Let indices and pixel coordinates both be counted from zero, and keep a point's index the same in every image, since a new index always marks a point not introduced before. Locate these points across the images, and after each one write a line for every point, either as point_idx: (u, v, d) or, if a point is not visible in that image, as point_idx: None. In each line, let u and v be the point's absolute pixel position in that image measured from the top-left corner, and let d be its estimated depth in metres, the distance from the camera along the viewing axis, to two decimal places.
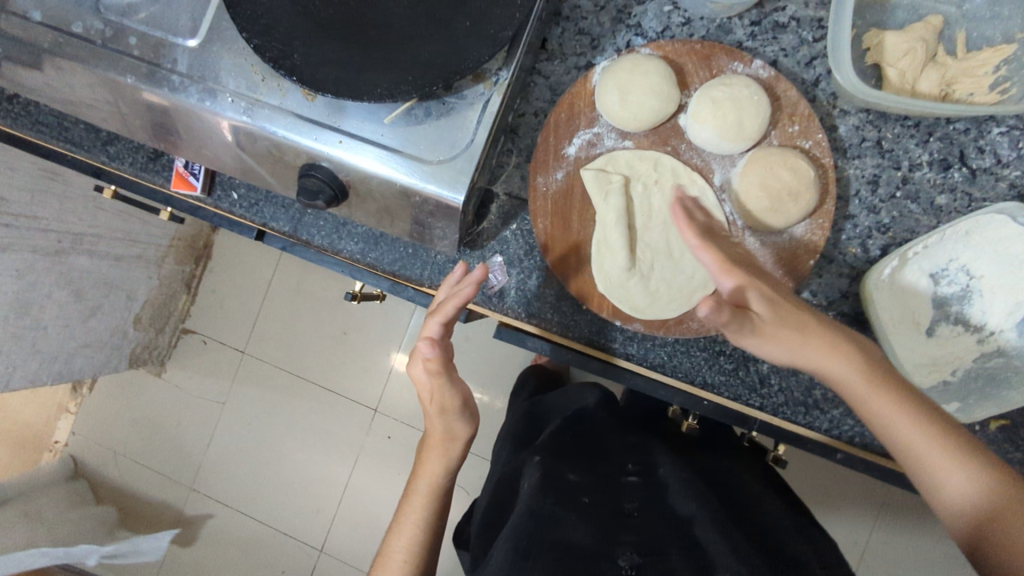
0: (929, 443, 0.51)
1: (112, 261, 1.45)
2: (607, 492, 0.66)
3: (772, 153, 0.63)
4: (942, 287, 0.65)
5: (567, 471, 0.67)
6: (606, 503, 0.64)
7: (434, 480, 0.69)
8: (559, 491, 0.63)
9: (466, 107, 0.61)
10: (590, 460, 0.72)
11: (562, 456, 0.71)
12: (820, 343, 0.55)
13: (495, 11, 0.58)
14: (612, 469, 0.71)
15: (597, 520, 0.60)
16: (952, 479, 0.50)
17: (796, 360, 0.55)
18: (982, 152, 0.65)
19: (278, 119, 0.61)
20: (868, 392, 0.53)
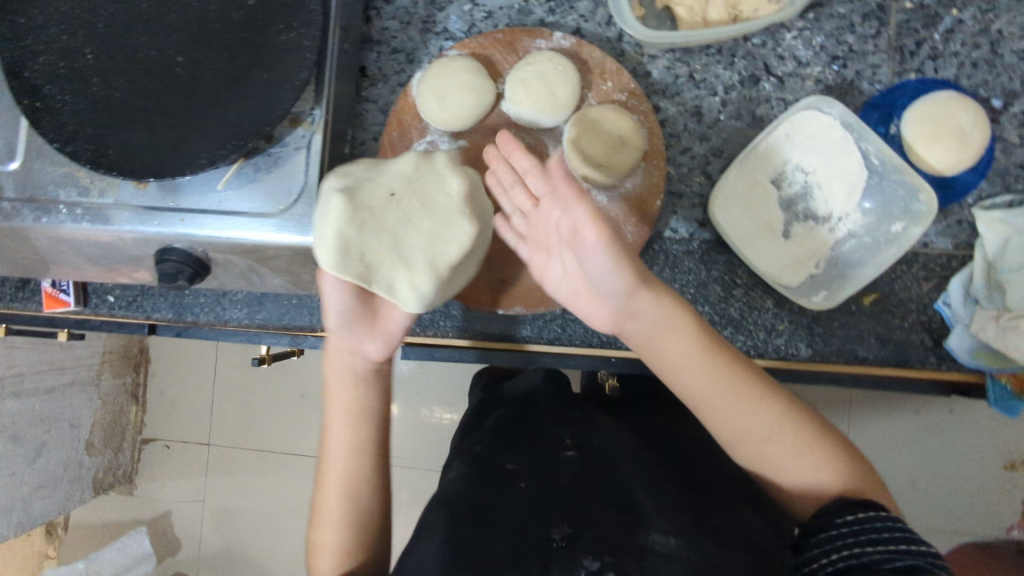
0: (801, 451, 0.55)
1: (43, 396, 1.43)
2: (545, 466, 0.63)
3: (590, 112, 0.66)
4: (784, 189, 0.69)
5: (506, 457, 0.64)
6: (542, 477, 0.60)
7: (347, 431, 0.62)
8: (494, 479, 0.60)
9: (291, 152, 0.63)
10: (527, 441, 0.69)
11: (499, 444, 0.68)
12: (707, 375, 0.56)
13: (288, 56, 0.60)
14: (549, 445, 0.67)
15: (534, 497, 0.57)
16: (815, 479, 0.55)
17: (711, 400, 0.56)
18: (783, 59, 0.70)
19: (117, 216, 0.62)
20: (761, 419, 0.56)
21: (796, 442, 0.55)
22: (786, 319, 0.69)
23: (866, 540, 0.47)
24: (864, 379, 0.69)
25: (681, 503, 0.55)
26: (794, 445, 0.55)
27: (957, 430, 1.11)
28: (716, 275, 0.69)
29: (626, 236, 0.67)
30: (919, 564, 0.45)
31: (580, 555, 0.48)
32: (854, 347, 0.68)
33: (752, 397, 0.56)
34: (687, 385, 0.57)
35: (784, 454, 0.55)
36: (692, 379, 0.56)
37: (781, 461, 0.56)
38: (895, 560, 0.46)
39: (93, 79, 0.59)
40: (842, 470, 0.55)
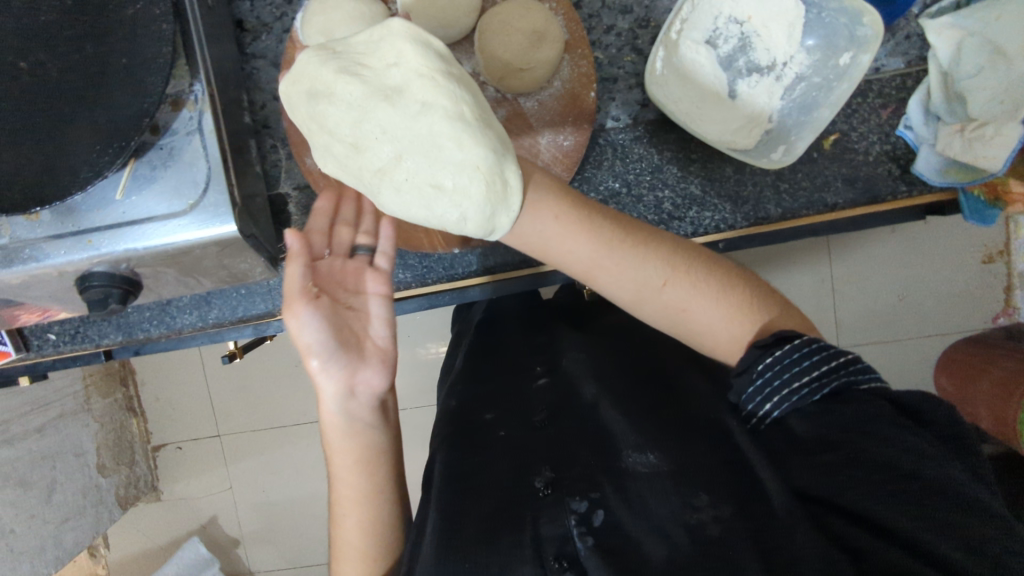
0: (693, 289, 0.51)
1: (35, 437, 1.40)
2: (520, 411, 0.61)
3: (496, 11, 0.59)
4: (722, 46, 0.63)
5: (482, 411, 0.62)
6: (520, 425, 0.58)
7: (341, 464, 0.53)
8: (471, 437, 0.58)
9: (184, 139, 0.56)
10: (500, 381, 0.68)
11: (472, 395, 0.66)
12: (561, 229, 0.50)
13: (141, 33, 0.52)
14: (522, 380, 0.67)
15: (515, 448, 0.54)
16: (726, 326, 0.51)
17: (568, 252, 0.51)
18: None
19: (20, 255, 0.57)
20: (641, 267, 0.51)
21: (693, 284, 0.51)
22: (750, 183, 0.66)
23: (788, 386, 0.44)
24: (837, 224, 0.67)
25: (652, 411, 0.53)
26: (692, 287, 0.51)
27: (935, 239, 1.12)
28: (670, 156, 0.65)
29: (566, 139, 0.63)
30: (844, 383, 0.43)
31: (568, 496, 0.46)
32: (823, 195, 0.66)
33: (636, 245, 0.51)
34: (560, 249, 0.51)
35: (682, 297, 0.51)
36: (570, 242, 0.51)
37: (686, 307, 0.51)
38: (823, 388, 0.43)
39: None
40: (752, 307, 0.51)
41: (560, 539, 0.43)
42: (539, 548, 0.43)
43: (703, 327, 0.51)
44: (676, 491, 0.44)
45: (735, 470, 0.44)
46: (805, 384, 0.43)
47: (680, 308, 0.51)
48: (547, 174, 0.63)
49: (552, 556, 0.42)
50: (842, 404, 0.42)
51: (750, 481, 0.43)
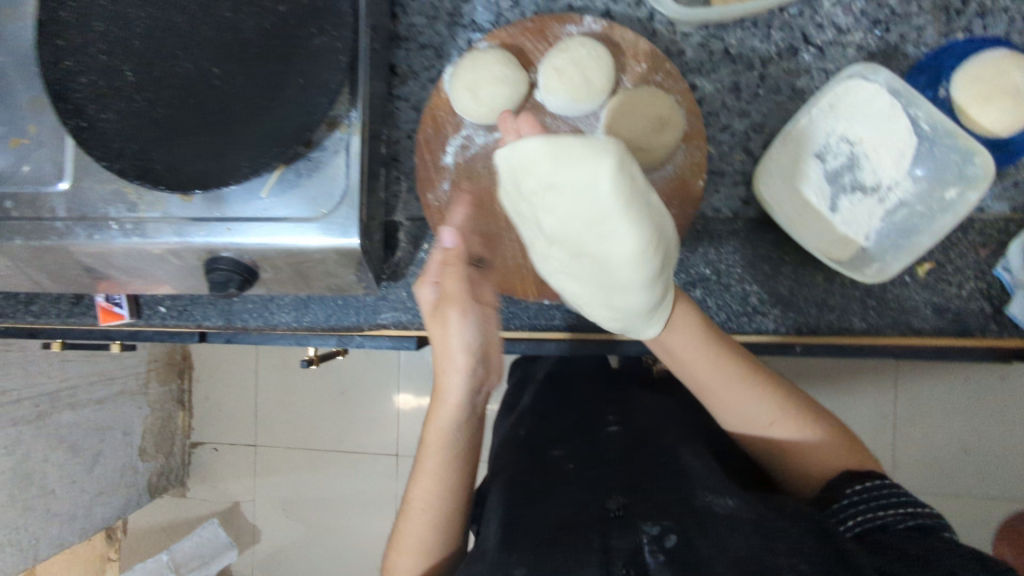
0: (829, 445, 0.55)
1: (95, 406, 1.47)
2: (590, 447, 0.62)
3: (627, 96, 0.65)
4: (830, 162, 0.67)
5: (550, 443, 0.64)
6: (590, 457, 0.60)
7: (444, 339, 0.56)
8: (544, 464, 0.60)
9: (331, 156, 0.63)
10: (574, 422, 0.69)
11: (544, 428, 0.68)
12: (696, 350, 0.57)
13: (322, 62, 0.60)
14: (593, 424, 0.68)
15: (584, 475, 0.57)
16: (835, 457, 0.54)
17: (694, 374, 0.58)
18: (822, 27, 0.68)
19: (166, 229, 0.63)
20: (757, 401, 0.57)
21: (806, 428, 0.56)
22: (837, 293, 0.68)
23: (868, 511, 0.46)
24: (921, 351, 0.67)
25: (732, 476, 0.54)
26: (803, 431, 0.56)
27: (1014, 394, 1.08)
28: (762, 253, 0.68)
29: (668, 218, 0.67)
30: (931, 524, 0.44)
31: (638, 523, 0.48)
32: (909, 318, 0.67)
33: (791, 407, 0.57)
34: (692, 369, 0.58)
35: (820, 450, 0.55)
36: (698, 364, 0.57)
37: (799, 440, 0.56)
38: (909, 521, 0.44)
39: (135, 97, 0.61)
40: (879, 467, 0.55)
41: (631, 551, 0.45)
42: (607, 556, 0.45)
43: (810, 462, 0.55)
44: (755, 533, 0.44)
45: (811, 529, 0.44)
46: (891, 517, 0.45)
47: (785, 442, 0.56)
48: None
49: (620, 562, 0.44)
50: (923, 537, 0.43)
51: (835, 547, 0.43)
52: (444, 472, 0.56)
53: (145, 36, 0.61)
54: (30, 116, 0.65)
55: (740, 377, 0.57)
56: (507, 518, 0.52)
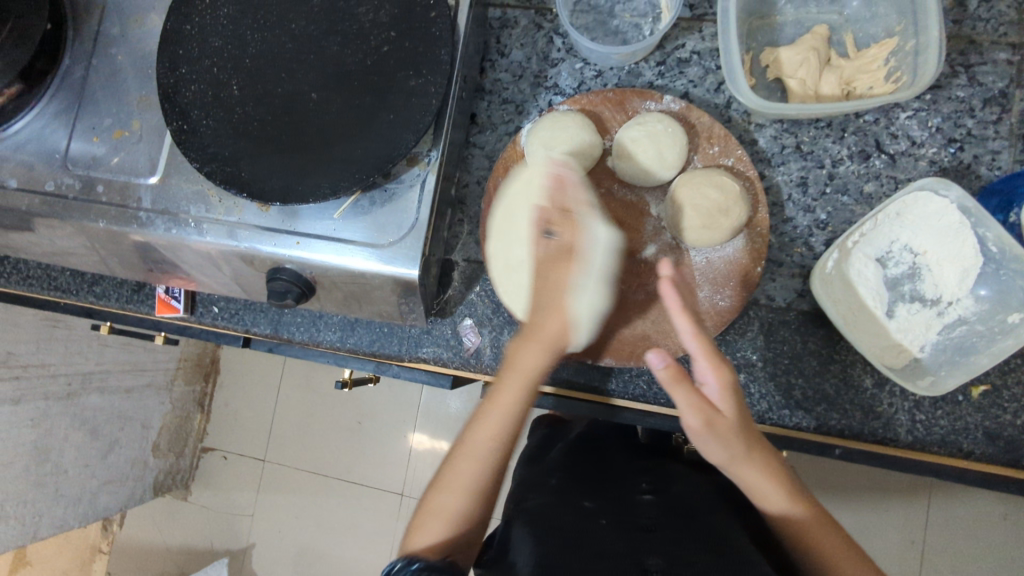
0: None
1: (122, 394, 1.50)
2: (623, 509, 0.72)
3: (696, 174, 0.67)
4: (891, 268, 0.67)
5: (584, 498, 0.74)
6: (624, 518, 0.70)
7: (530, 370, 0.61)
8: (579, 515, 0.70)
9: (405, 189, 0.66)
10: (605, 484, 0.79)
11: (576, 483, 0.78)
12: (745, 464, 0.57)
13: (413, 101, 0.63)
14: (625, 488, 0.78)
15: (618, 533, 0.66)
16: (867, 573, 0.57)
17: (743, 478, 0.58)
18: (896, 137, 0.69)
19: (239, 233, 0.66)
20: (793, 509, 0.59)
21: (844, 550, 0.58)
22: (885, 401, 0.66)
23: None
24: (967, 475, 0.65)
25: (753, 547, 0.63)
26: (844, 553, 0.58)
27: None
28: (811, 348, 0.68)
29: (722, 299, 0.67)
30: None
31: None
32: (957, 438, 0.65)
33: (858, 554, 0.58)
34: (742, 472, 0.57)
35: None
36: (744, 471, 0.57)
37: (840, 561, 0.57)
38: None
39: (237, 109, 0.65)
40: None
41: None
42: None
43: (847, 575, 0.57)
44: None
45: None
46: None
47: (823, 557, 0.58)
48: (695, 323, 0.68)
49: None
50: None
51: None
52: (490, 437, 0.61)
53: (256, 56, 0.66)
54: (136, 112, 0.71)
55: (809, 512, 0.59)
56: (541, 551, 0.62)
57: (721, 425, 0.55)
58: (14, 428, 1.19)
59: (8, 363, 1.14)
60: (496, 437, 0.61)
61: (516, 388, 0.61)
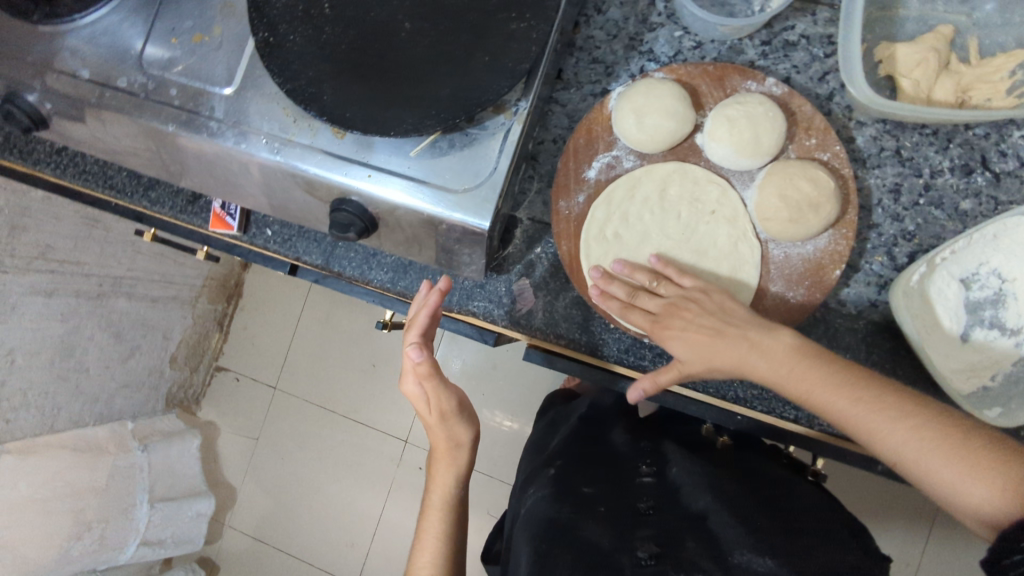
0: (933, 457, 0.51)
1: (149, 303, 1.49)
2: (620, 498, 0.73)
3: (791, 165, 0.64)
4: (974, 291, 0.64)
5: (583, 483, 0.75)
6: (622, 508, 0.71)
7: (446, 489, 0.74)
8: (576, 503, 0.71)
9: (487, 137, 0.63)
10: (607, 468, 0.80)
11: (575, 467, 0.79)
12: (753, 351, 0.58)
13: (512, 45, 0.60)
14: (628, 474, 0.79)
15: (614, 525, 0.67)
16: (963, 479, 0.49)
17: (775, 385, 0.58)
18: (1004, 155, 0.65)
19: (310, 157, 0.64)
20: (876, 422, 0.53)
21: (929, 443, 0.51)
22: None
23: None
24: None
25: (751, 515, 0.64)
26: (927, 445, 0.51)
27: None
28: (876, 360, 0.66)
29: (795, 296, 0.65)
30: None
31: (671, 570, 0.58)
32: None
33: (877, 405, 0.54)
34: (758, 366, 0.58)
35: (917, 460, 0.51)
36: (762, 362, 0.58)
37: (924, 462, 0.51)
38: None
39: (325, 29, 0.62)
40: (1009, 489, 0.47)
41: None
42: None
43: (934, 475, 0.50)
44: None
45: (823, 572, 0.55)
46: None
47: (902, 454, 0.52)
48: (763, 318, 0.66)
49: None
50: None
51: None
52: (441, 535, 0.73)
53: None
54: (218, 18, 0.68)
55: (793, 367, 0.56)
56: (536, 552, 0.62)
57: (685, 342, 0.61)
58: (44, 320, 1.19)
59: (45, 256, 1.14)
60: (445, 526, 0.73)
61: (439, 489, 0.74)
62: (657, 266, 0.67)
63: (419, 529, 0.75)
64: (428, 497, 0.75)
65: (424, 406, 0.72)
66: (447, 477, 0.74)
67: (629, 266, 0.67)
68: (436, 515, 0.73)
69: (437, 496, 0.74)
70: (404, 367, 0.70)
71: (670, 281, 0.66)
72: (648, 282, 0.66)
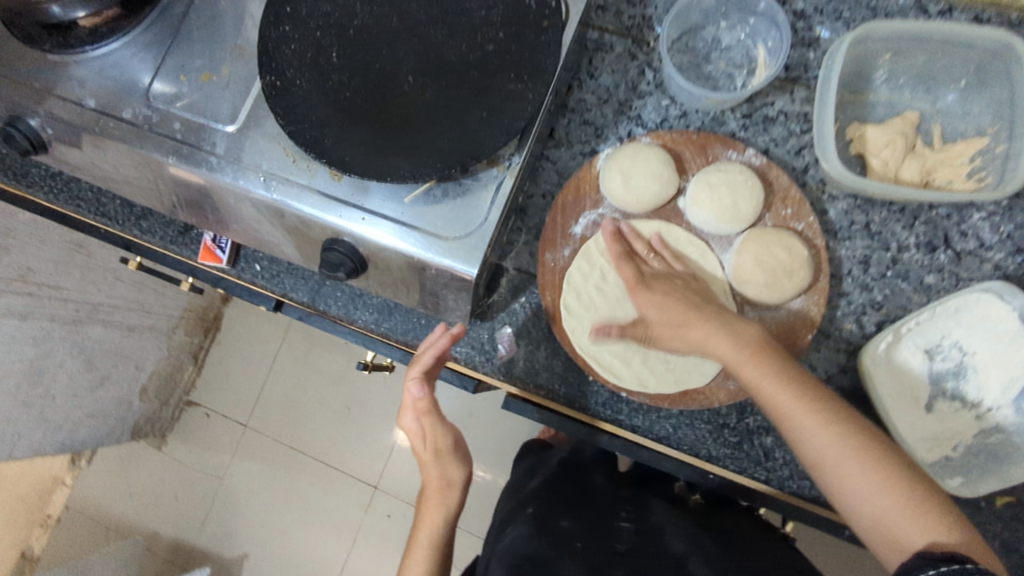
0: (857, 471, 0.55)
1: (124, 332, 1.45)
2: (597, 535, 0.74)
3: (768, 233, 0.67)
4: (937, 362, 0.67)
5: (560, 518, 0.77)
6: (597, 544, 0.72)
7: (434, 532, 0.71)
8: (555, 540, 0.72)
9: (480, 188, 0.66)
10: (587, 508, 0.81)
11: (554, 504, 0.81)
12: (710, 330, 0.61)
13: (509, 104, 0.63)
14: (607, 516, 0.79)
15: (589, 562, 0.68)
16: (893, 516, 0.53)
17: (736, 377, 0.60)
18: (965, 236, 0.69)
19: (306, 197, 0.66)
20: (814, 433, 0.57)
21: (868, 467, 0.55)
22: None
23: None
24: None
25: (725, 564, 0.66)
26: (866, 469, 0.55)
27: None
28: None
29: None
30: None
31: None
32: None
33: (816, 413, 0.57)
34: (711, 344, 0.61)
35: (841, 471, 0.56)
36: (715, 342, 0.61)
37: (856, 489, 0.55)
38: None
39: (331, 76, 0.65)
40: (921, 515, 0.53)
41: None
42: None
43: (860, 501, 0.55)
44: None
45: None
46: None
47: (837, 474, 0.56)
48: (737, 377, 0.68)
49: None
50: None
51: None
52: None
53: (361, 28, 0.66)
54: (227, 59, 0.71)
55: (754, 353, 0.59)
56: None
57: (661, 304, 0.64)
58: (15, 344, 1.16)
59: (24, 278, 1.12)
60: (428, 568, 0.70)
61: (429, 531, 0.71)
62: (655, 242, 0.69)
63: (402, 566, 0.72)
64: (414, 537, 0.72)
65: (420, 442, 0.72)
66: (435, 520, 0.71)
67: (633, 233, 0.70)
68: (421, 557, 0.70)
69: (422, 537, 0.71)
70: (404, 402, 0.72)
71: (664, 259, 0.69)
72: (644, 252, 0.69)
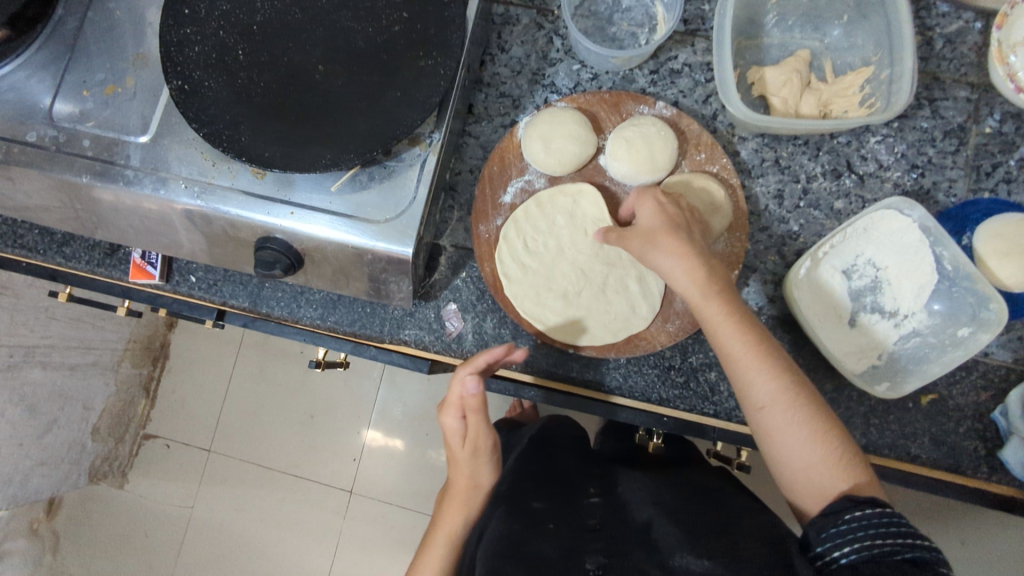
0: (795, 424, 0.57)
1: (66, 371, 1.40)
2: (568, 506, 0.76)
3: (684, 179, 0.71)
4: (854, 280, 0.71)
5: (532, 499, 0.76)
6: (570, 520, 0.73)
7: (452, 531, 0.74)
8: (527, 514, 0.74)
9: (405, 168, 0.67)
10: (556, 481, 0.83)
11: (525, 482, 0.82)
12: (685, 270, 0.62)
13: (421, 81, 0.64)
14: (576, 493, 0.81)
15: (561, 532, 0.70)
16: (819, 470, 0.56)
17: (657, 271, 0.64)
18: (865, 159, 0.74)
19: (230, 199, 0.65)
20: (761, 380, 0.58)
21: (800, 415, 0.57)
22: (843, 404, 0.71)
23: (862, 542, 0.51)
24: (911, 477, 0.70)
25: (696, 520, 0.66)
26: (797, 417, 0.57)
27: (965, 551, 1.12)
28: None
29: None
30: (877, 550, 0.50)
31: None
32: (907, 443, 0.70)
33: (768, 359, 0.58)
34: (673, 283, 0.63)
35: (782, 421, 0.57)
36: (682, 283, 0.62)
37: (792, 437, 0.57)
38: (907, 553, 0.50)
39: (239, 75, 0.65)
40: (848, 469, 0.56)
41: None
42: None
43: (786, 447, 0.57)
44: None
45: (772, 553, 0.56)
46: (890, 547, 0.50)
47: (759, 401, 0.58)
48: (675, 319, 0.72)
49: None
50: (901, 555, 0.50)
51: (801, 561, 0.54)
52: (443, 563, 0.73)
53: (264, 23, 0.66)
54: (130, 70, 0.69)
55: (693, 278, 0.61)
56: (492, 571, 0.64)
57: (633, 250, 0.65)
58: None
59: None
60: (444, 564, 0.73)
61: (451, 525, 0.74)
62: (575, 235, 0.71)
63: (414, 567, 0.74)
64: (432, 534, 0.75)
65: (458, 440, 0.74)
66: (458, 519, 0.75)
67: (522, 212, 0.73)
68: (439, 547, 0.73)
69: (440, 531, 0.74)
70: (448, 400, 0.72)
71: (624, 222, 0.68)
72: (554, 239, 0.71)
